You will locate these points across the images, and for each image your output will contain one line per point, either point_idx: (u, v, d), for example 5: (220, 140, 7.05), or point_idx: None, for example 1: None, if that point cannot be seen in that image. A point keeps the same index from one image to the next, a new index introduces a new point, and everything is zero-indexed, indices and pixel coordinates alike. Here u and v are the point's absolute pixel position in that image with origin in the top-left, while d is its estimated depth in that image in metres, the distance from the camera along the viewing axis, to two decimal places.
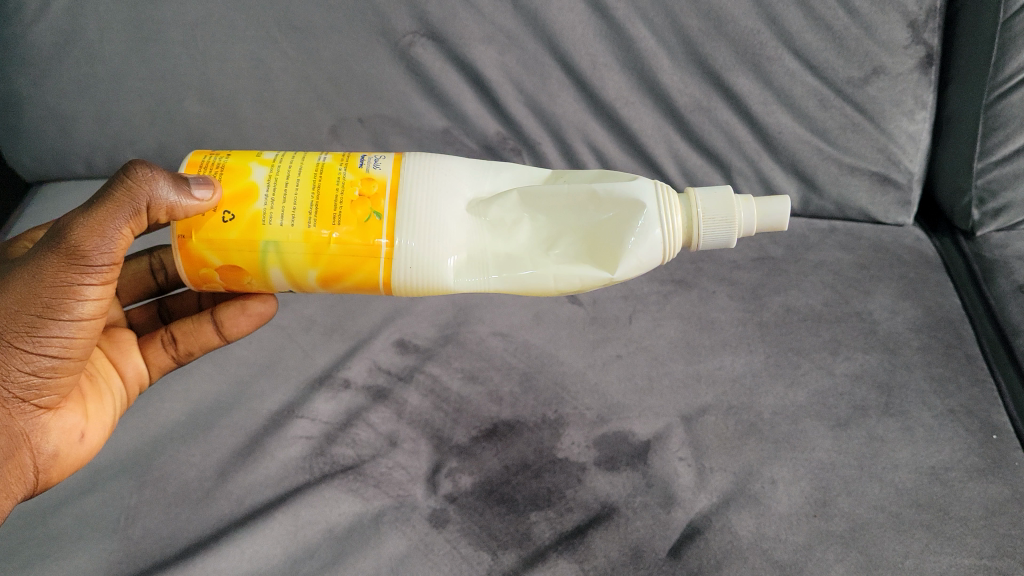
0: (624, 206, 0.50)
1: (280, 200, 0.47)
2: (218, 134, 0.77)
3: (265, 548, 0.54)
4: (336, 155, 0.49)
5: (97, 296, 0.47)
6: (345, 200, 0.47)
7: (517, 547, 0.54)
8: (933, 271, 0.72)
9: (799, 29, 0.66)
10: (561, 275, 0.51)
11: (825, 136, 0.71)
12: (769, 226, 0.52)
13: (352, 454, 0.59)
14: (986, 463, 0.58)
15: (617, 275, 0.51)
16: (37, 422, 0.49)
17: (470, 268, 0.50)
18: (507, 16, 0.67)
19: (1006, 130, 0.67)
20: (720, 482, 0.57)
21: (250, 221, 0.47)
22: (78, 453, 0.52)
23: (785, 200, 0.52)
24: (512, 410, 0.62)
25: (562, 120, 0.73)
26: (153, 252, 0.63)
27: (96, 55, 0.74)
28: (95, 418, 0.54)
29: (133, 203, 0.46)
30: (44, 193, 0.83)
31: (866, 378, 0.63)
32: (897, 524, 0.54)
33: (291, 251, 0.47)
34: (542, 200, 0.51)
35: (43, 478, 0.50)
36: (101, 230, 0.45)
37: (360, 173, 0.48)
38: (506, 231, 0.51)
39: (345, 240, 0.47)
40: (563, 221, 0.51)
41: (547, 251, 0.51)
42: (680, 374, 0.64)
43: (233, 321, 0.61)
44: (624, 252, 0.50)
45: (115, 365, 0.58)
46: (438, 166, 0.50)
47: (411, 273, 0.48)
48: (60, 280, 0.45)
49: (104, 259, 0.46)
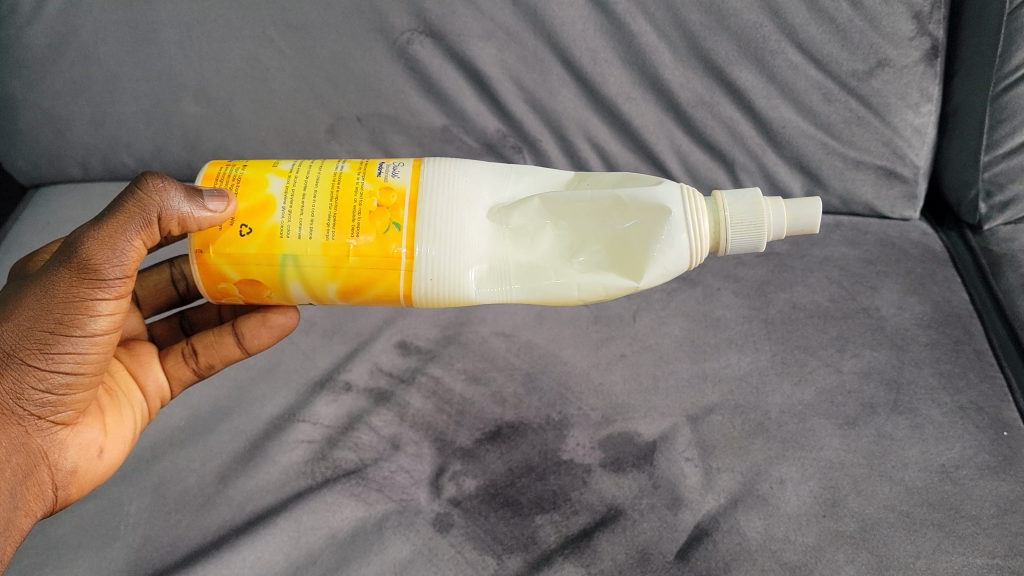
0: (650, 212, 0.49)
1: (298, 212, 0.46)
2: (213, 135, 0.76)
3: (267, 555, 0.53)
4: (354, 163, 0.48)
5: (111, 311, 0.46)
6: (363, 210, 0.46)
7: (522, 551, 0.53)
8: (940, 266, 0.71)
9: (802, 21, 0.65)
10: (586, 283, 0.50)
11: (829, 130, 0.70)
12: (799, 230, 0.50)
13: (354, 458, 0.58)
14: (997, 461, 0.57)
15: (641, 283, 0.50)
16: (54, 439, 0.48)
17: (492, 278, 0.50)
18: (506, 12, 0.67)
19: (1013, 123, 0.66)
20: (728, 482, 0.56)
21: (268, 235, 0.46)
22: (97, 469, 0.51)
23: (818, 202, 0.50)
24: (516, 412, 0.61)
25: (563, 117, 0.72)
26: (174, 263, 0.60)
27: (91, 56, 0.73)
28: (114, 432, 0.53)
29: (144, 214, 0.45)
30: (40, 197, 0.82)
31: (874, 375, 0.63)
32: (908, 524, 0.53)
33: (309, 264, 0.46)
34: (565, 206, 0.50)
35: (63, 496, 0.49)
36: (112, 243, 0.44)
37: (378, 182, 0.47)
38: (528, 239, 0.50)
39: (364, 250, 0.46)
40: (586, 227, 0.50)
41: (570, 259, 0.50)
42: (686, 374, 0.64)
43: (254, 333, 0.58)
44: (649, 261, 0.49)
45: (136, 379, 0.57)
46: (460, 173, 0.49)
47: (430, 283, 0.47)
48: (72, 296, 0.44)
49: (116, 273, 0.45)
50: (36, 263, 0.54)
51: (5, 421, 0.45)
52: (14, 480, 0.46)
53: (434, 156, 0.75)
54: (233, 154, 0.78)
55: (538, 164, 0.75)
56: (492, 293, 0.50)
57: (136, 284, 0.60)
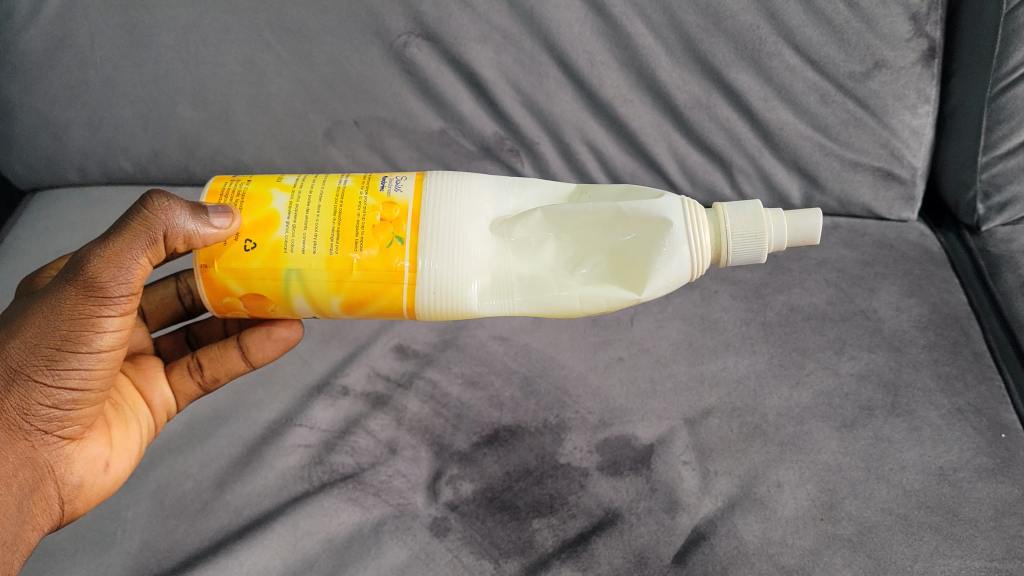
0: (651, 224, 0.49)
1: (302, 226, 0.46)
2: (210, 139, 0.76)
3: (264, 560, 0.53)
4: (357, 178, 0.48)
5: (116, 327, 0.46)
6: (366, 224, 0.46)
7: (519, 555, 0.53)
8: (938, 267, 0.71)
9: (799, 23, 0.65)
10: (589, 296, 0.50)
11: (826, 132, 0.70)
12: (801, 241, 0.50)
13: (351, 462, 0.58)
14: (995, 463, 0.57)
15: (643, 294, 0.50)
16: (61, 453, 0.48)
17: (495, 291, 0.49)
18: (502, 15, 0.67)
19: (1011, 123, 0.66)
20: (725, 486, 0.56)
21: (272, 249, 0.46)
22: (103, 483, 0.51)
23: (819, 214, 0.49)
24: (513, 415, 0.61)
25: (559, 119, 0.72)
26: (180, 277, 0.60)
27: (88, 60, 0.73)
28: (120, 447, 0.53)
29: (150, 232, 0.45)
30: (38, 201, 0.82)
31: (872, 377, 0.62)
32: (905, 526, 0.53)
33: (313, 278, 0.46)
34: (567, 219, 0.50)
35: (69, 510, 0.49)
36: (118, 261, 0.44)
37: (382, 196, 0.47)
38: (531, 251, 0.50)
39: (367, 264, 0.46)
40: (588, 240, 0.50)
41: (572, 271, 0.50)
42: (683, 377, 0.63)
43: (259, 346, 0.59)
44: (652, 273, 0.48)
45: (142, 393, 0.57)
46: (463, 186, 0.49)
47: (432, 295, 0.47)
48: (78, 313, 0.44)
49: (122, 290, 0.45)
50: (42, 279, 0.54)
51: (11, 437, 0.45)
52: (21, 495, 0.46)
53: (431, 159, 0.75)
54: (231, 158, 0.78)
55: (535, 167, 0.75)
56: (494, 305, 0.49)
57: (143, 299, 0.60)
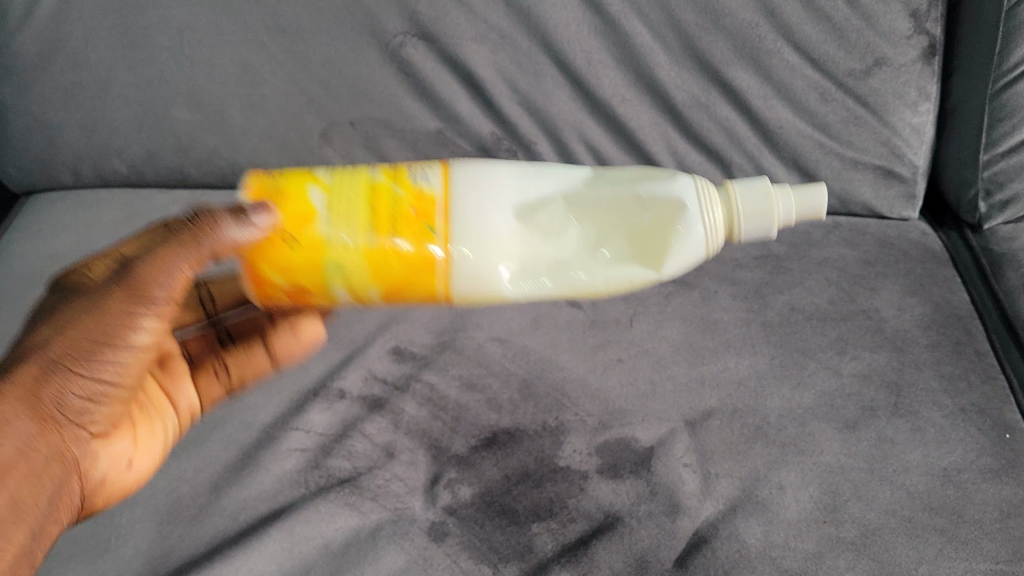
0: (670, 204, 0.44)
1: (337, 219, 0.42)
2: (206, 140, 0.76)
3: (260, 566, 0.52)
4: (388, 167, 0.43)
5: (155, 328, 0.43)
6: (400, 213, 0.41)
7: (518, 560, 0.52)
8: (940, 265, 0.71)
9: (798, 21, 0.64)
10: (615, 274, 0.45)
11: (827, 131, 0.70)
12: (808, 216, 0.46)
13: (349, 466, 0.58)
14: (1000, 464, 0.56)
15: (663, 274, 0.45)
16: (89, 450, 0.44)
17: (521, 281, 0.44)
18: (498, 14, 0.67)
19: (1013, 120, 0.65)
20: (726, 488, 0.55)
21: (311, 244, 0.42)
22: (126, 481, 0.48)
23: (823, 187, 0.46)
24: (511, 418, 0.60)
25: (557, 119, 0.72)
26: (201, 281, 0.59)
27: (82, 62, 0.72)
28: (143, 447, 0.51)
29: (201, 245, 0.42)
30: (32, 205, 0.81)
31: (874, 378, 0.62)
32: (910, 529, 0.52)
33: (352, 272, 0.42)
34: (591, 203, 0.45)
35: (89, 507, 0.46)
36: (163, 266, 0.42)
37: (414, 187, 0.42)
38: (553, 230, 0.44)
39: (405, 255, 0.41)
40: (609, 212, 0.45)
41: (594, 252, 0.44)
42: (683, 379, 0.63)
43: (285, 344, 0.60)
44: (671, 252, 0.44)
45: (169, 397, 0.56)
46: (484, 177, 0.43)
47: (462, 286, 0.42)
48: (124, 313, 0.41)
49: (165, 295, 0.42)
50: None
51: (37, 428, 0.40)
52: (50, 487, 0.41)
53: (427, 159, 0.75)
54: (226, 161, 0.77)
55: None
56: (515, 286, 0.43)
57: None
